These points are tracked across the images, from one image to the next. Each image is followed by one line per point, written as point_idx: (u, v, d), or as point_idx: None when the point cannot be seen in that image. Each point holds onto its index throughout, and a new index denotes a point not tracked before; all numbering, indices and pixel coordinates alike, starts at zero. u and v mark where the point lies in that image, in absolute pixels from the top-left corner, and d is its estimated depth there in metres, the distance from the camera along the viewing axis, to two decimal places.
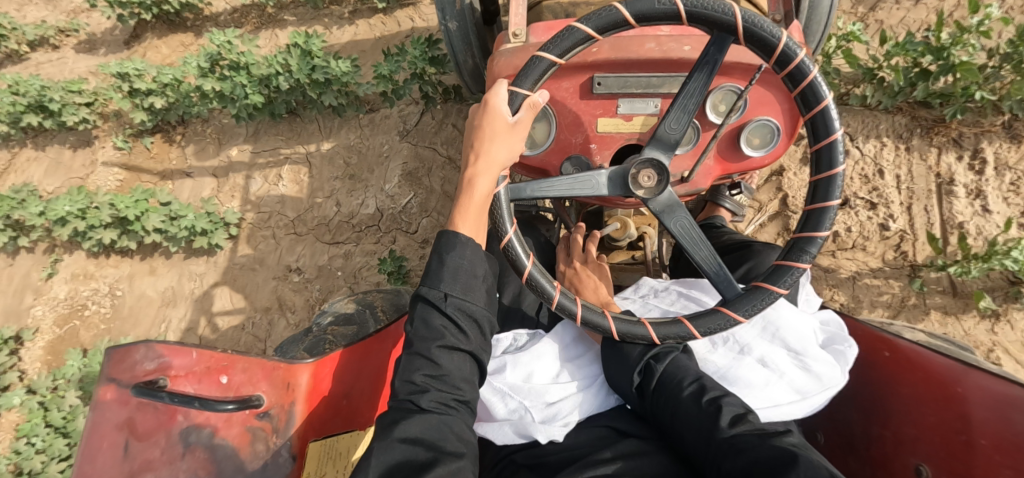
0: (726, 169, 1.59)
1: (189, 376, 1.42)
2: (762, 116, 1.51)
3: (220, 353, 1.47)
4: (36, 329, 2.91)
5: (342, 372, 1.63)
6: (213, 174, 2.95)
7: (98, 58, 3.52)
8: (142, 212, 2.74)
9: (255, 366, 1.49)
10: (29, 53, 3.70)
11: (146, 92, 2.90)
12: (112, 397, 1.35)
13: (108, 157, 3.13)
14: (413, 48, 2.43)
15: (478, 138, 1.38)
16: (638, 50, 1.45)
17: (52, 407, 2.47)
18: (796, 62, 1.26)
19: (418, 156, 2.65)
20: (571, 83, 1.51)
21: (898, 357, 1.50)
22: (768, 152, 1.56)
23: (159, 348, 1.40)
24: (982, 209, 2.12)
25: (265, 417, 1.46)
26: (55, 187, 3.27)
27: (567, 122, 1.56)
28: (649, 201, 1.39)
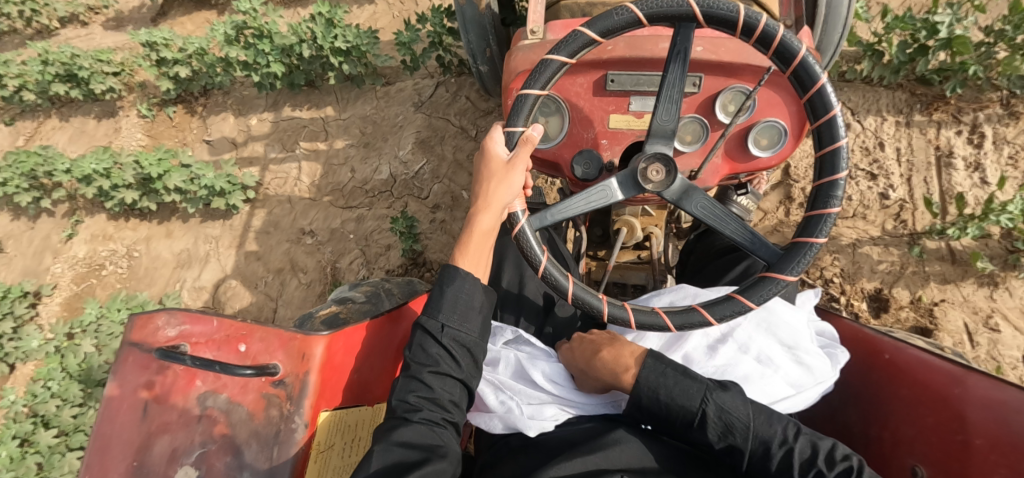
0: (734, 168, 1.57)
1: (209, 344, 1.39)
2: (769, 117, 1.50)
3: (239, 322, 1.43)
4: (55, 286, 3.01)
5: (354, 345, 1.54)
6: (233, 142, 3.06)
7: (124, 34, 3.66)
8: (164, 171, 2.85)
9: (272, 336, 1.42)
10: (59, 29, 3.84)
11: (172, 62, 3.01)
12: (134, 359, 1.36)
13: (132, 125, 3.24)
14: (432, 16, 2.55)
15: (484, 180, 1.37)
16: (652, 48, 1.47)
17: (68, 354, 2.64)
18: (761, 27, 1.25)
19: (432, 125, 2.73)
20: (586, 79, 1.51)
21: (896, 360, 1.47)
22: (777, 153, 1.54)
23: (180, 315, 1.40)
24: (980, 180, 2.18)
25: (280, 385, 1.39)
26: (78, 154, 3.41)
27: (579, 117, 1.55)
28: (661, 194, 1.37)
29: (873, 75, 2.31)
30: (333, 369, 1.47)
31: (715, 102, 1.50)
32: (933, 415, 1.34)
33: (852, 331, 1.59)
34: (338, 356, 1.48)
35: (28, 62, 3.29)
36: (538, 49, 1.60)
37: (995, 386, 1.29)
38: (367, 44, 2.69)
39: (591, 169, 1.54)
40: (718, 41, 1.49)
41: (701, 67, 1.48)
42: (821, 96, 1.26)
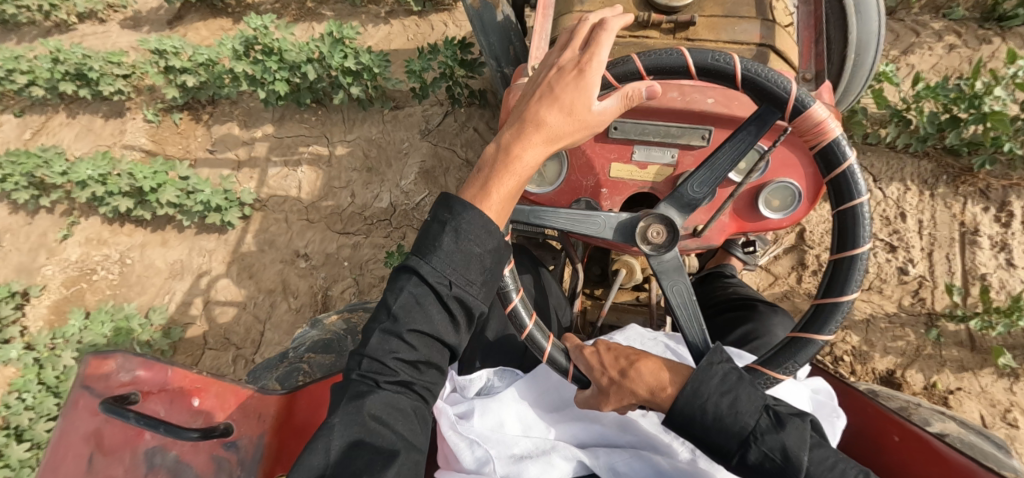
0: (741, 226, 1.57)
1: (163, 394, 1.38)
2: (784, 178, 1.48)
3: (195, 374, 1.43)
4: (44, 288, 2.96)
5: (318, 404, 1.53)
6: (235, 155, 3.01)
7: (140, 35, 3.64)
8: (160, 184, 2.81)
9: (229, 391, 1.45)
10: (76, 24, 3.84)
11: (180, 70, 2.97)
12: (83, 405, 1.30)
13: (137, 129, 3.21)
14: (445, 48, 2.46)
15: (537, 109, 1.15)
16: (660, 98, 1.44)
17: (48, 364, 2.59)
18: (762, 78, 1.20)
19: (437, 155, 2.66)
20: None
21: (908, 444, 1.32)
22: (787, 215, 1.52)
23: (137, 360, 1.36)
24: (1006, 262, 2.06)
25: (232, 447, 1.39)
26: (83, 152, 3.39)
27: (579, 163, 1.57)
28: (650, 261, 1.31)
29: (898, 142, 2.20)
30: (292, 428, 1.48)
31: None
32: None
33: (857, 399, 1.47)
34: (297, 414, 1.50)
35: (40, 59, 3.27)
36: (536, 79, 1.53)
37: None
38: (376, 65, 2.63)
39: (588, 213, 1.51)
40: (733, 93, 1.44)
41: (712, 120, 1.46)
42: (847, 182, 1.21)
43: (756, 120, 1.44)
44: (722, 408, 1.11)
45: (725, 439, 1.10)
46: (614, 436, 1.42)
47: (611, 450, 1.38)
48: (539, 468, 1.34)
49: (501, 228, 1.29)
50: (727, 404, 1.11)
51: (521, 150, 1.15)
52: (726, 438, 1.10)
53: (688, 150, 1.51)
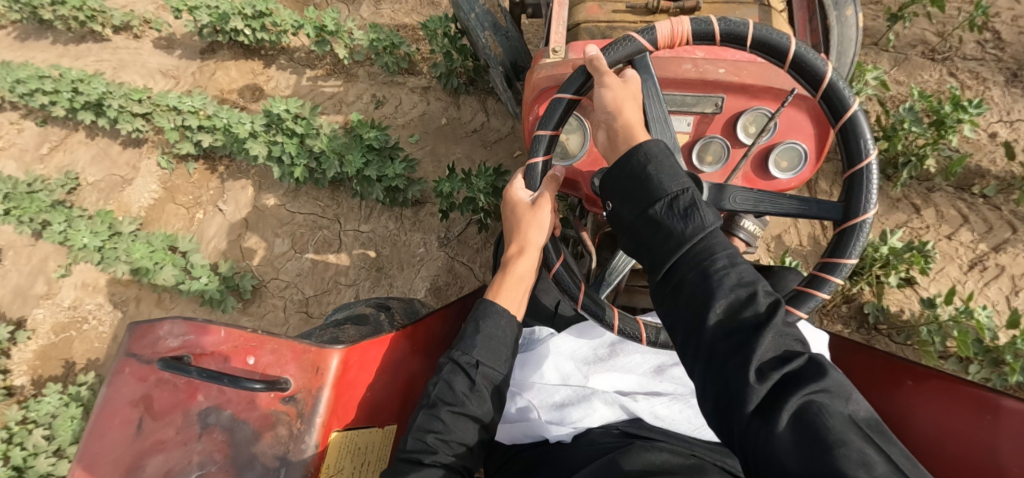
0: (754, 186, 1.65)
1: (215, 355, 1.56)
2: (790, 140, 1.60)
3: (249, 334, 1.58)
4: (32, 332, 2.87)
5: (366, 363, 1.67)
6: (243, 218, 2.84)
7: (171, 59, 3.47)
8: (158, 262, 2.73)
9: (282, 349, 1.58)
10: (110, 37, 3.69)
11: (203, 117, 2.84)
12: (132, 370, 1.52)
13: (150, 171, 3.07)
14: (479, 178, 2.28)
15: (514, 230, 1.54)
16: (674, 70, 1.60)
17: (17, 438, 2.50)
18: (733, 27, 1.35)
19: (452, 271, 2.49)
20: None
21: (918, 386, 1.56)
22: (796, 175, 1.62)
23: (183, 327, 1.56)
24: None
25: (290, 402, 1.54)
26: (97, 180, 3.28)
27: (601, 135, 1.63)
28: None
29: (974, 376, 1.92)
30: (347, 384, 1.61)
31: (738, 122, 1.61)
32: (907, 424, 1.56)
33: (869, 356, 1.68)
34: (350, 370, 1.62)
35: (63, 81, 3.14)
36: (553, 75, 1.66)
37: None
38: (397, 185, 2.49)
39: None
40: (741, 64, 1.60)
41: (724, 88, 1.60)
42: (855, 140, 1.33)
43: (767, 85, 1.59)
44: (689, 274, 1.11)
45: (701, 300, 1.08)
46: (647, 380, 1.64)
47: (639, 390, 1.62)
48: (580, 414, 1.57)
49: (547, 263, 1.49)
50: (688, 254, 1.11)
51: (526, 259, 1.53)
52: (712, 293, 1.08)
53: (703, 118, 1.63)
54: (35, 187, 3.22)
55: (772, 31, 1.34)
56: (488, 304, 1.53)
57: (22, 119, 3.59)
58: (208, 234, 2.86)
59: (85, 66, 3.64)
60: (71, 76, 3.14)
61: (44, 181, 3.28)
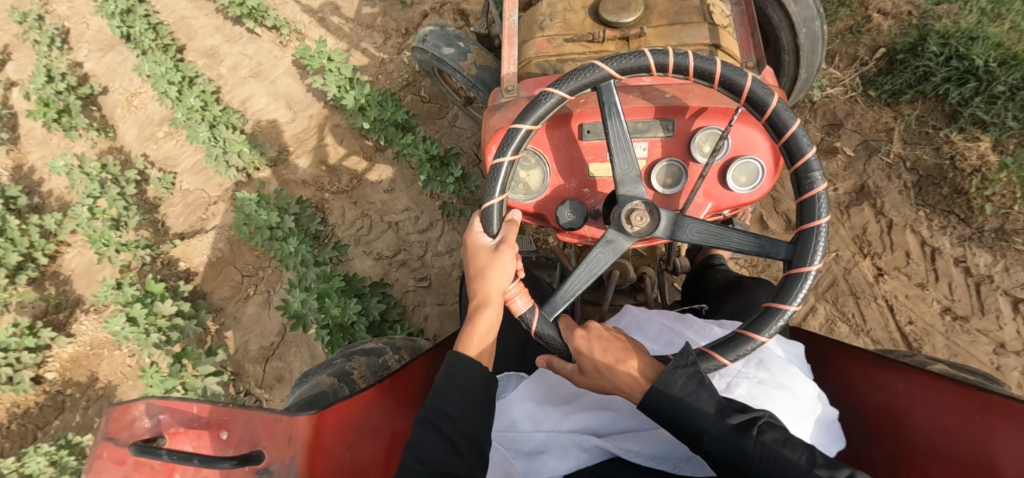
0: (718, 206, 1.57)
1: (190, 432, 1.33)
2: (747, 156, 1.51)
3: (221, 406, 1.37)
4: (71, 338, 2.89)
5: (347, 421, 1.47)
6: (281, 325, 2.63)
7: (300, 89, 3.16)
8: (169, 386, 2.49)
9: (257, 422, 1.37)
10: (261, 33, 3.40)
11: (294, 223, 2.65)
12: (108, 455, 1.25)
13: (224, 222, 2.85)
14: None
15: (476, 277, 1.45)
16: (624, 97, 1.55)
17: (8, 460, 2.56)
18: (689, 69, 1.36)
19: None
20: (561, 132, 1.60)
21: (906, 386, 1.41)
22: (755, 189, 1.54)
23: (158, 404, 1.31)
24: None
25: (264, 475, 1.32)
26: (186, 192, 3.13)
27: (560, 169, 1.62)
28: (648, 235, 1.41)
29: None
30: (326, 447, 1.40)
31: (692, 143, 1.51)
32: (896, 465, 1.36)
33: (857, 355, 1.54)
34: (326, 435, 1.41)
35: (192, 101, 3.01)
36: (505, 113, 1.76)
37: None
38: None
39: (577, 216, 1.56)
40: (686, 87, 1.55)
41: (674, 111, 1.52)
42: (811, 204, 1.33)
43: (710, 104, 1.51)
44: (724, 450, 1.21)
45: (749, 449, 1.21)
46: (625, 421, 1.47)
47: (622, 435, 1.43)
48: (552, 462, 1.43)
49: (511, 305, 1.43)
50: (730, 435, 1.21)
51: (487, 315, 1.43)
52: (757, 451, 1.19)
53: (656, 142, 1.54)
54: (131, 173, 3.11)
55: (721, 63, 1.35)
56: (457, 358, 1.39)
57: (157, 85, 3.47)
58: (239, 329, 2.67)
59: (224, 50, 3.47)
60: (194, 102, 3.01)
61: (146, 174, 3.19)
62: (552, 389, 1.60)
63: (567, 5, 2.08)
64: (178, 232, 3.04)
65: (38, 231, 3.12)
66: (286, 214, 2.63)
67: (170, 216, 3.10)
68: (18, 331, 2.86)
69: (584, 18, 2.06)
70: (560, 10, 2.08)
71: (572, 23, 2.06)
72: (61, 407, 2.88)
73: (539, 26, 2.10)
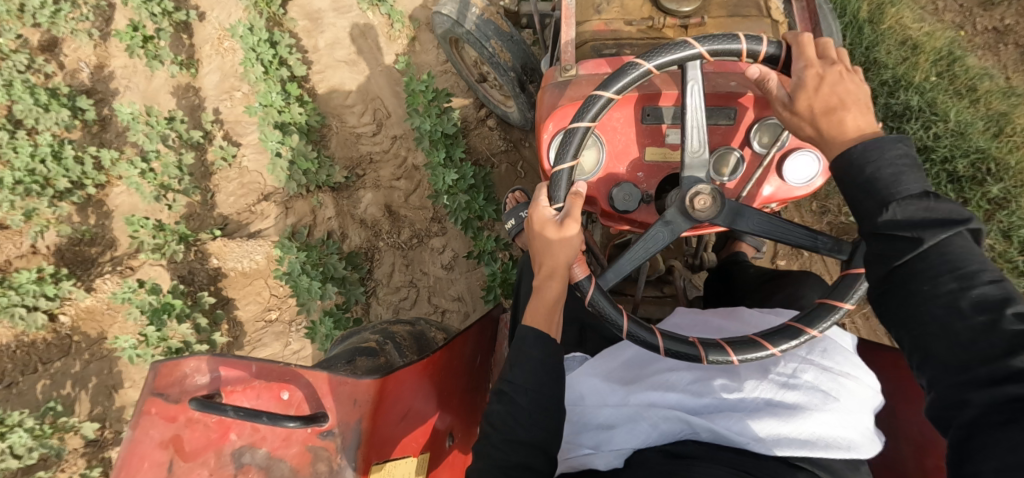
0: (769, 198, 1.59)
1: (248, 389, 1.30)
2: (805, 148, 1.53)
3: (280, 366, 1.34)
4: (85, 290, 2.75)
5: (404, 390, 1.44)
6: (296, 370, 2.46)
7: (392, 101, 2.90)
8: None
9: (320, 380, 1.34)
10: (370, 18, 3.12)
11: (339, 290, 2.38)
12: (156, 412, 1.25)
13: (268, 231, 2.61)
14: None
15: (538, 252, 1.39)
16: (688, 83, 1.56)
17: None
18: (750, 54, 1.30)
19: None
20: (621, 113, 1.61)
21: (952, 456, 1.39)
22: (809, 184, 1.57)
23: (213, 361, 1.29)
24: None
25: (327, 437, 1.31)
26: (244, 172, 2.93)
27: (616, 150, 1.62)
28: (712, 221, 1.37)
29: None
30: (386, 413, 1.38)
31: (750, 134, 1.54)
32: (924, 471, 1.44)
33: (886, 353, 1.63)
34: (385, 403, 1.38)
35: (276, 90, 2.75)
36: (562, 91, 1.68)
37: None
38: None
39: (630, 199, 1.60)
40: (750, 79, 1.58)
41: (735, 100, 1.54)
42: None
43: None
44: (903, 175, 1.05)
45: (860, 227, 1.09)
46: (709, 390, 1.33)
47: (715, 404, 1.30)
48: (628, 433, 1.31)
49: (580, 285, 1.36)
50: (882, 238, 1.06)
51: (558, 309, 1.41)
52: (915, 285, 1.01)
53: (715, 129, 1.56)
54: (197, 132, 2.92)
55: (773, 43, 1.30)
56: (529, 337, 1.39)
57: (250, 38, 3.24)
58: (255, 348, 2.51)
59: (331, 19, 3.22)
60: (275, 96, 2.78)
61: (211, 136, 3.00)
62: (617, 361, 1.51)
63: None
64: (226, 214, 2.85)
65: (92, 162, 2.98)
66: (330, 283, 2.35)
67: (223, 186, 2.92)
68: (41, 277, 2.75)
69: (643, 3, 2.05)
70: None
71: (630, 8, 2.04)
72: (67, 348, 2.81)
73: (595, 8, 2.09)
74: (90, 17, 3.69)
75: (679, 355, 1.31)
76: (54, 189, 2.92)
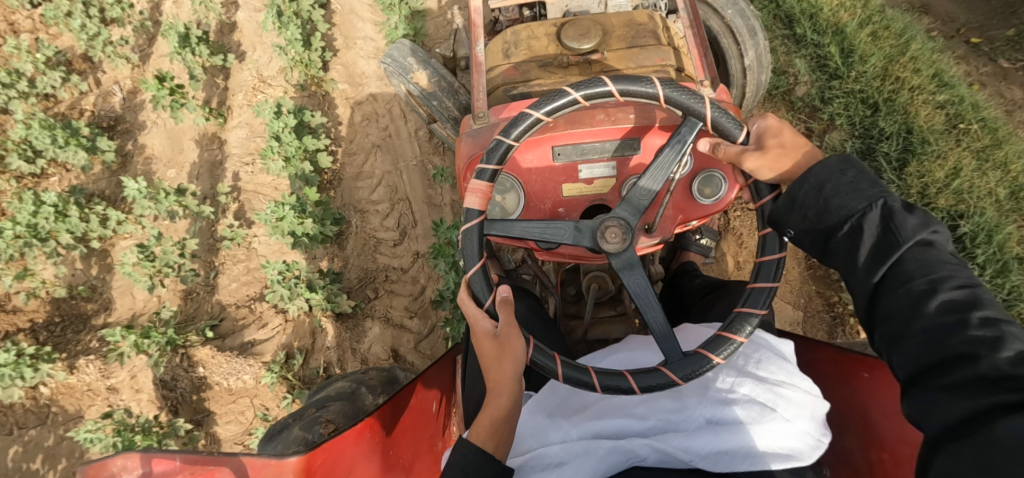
0: (686, 217, 1.55)
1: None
2: (710, 169, 1.51)
3: (203, 457, 1.29)
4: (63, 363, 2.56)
5: (335, 461, 1.41)
6: None
7: (417, 207, 2.58)
8: None
9: (244, 466, 1.29)
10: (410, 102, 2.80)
11: None
12: None
13: (260, 347, 2.35)
14: None
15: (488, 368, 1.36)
16: (588, 120, 1.54)
17: None
18: (567, 105, 1.34)
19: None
20: (533, 155, 1.56)
21: (887, 454, 1.41)
22: (719, 202, 1.53)
23: (138, 460, 1.25)
24: None
25: None
26: (249, 259, 2.67)
27: (533, 190, 1.58)
28: (619, 257, 1.35)
29: None
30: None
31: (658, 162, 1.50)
32: (873, 467, 1.42)
33: (827, 350, 1.61)
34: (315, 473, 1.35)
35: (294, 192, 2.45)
36: (477, 143, 1.68)
37: None
38: None
39: (555, 235, 1.54)
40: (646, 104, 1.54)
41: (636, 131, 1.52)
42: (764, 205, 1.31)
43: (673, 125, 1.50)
44: (926, 279, 1.07)
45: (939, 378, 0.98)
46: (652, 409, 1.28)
47: (663, 428, 1.24)
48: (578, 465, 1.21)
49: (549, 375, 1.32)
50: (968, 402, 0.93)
51: (514, 391, 1.33)
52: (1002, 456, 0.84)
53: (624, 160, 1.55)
54: (207, 206, 2.70)
55: (636, 83, 1.32)
56: (467, 445, 1.25)
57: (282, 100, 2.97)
58: None
59: (370, 87, 2.94)
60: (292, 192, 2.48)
61: (223, 210, 2.76)
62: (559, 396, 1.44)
63: (531, 33, 2.20)
64: (225, 303, 2.59)
65: (97, 219, 2.85)
66: None
67: (227, 267, 2.66)
68: (18, 354, 2.54)
69: (548, 44, 2.18)
70: (523, 36, 2.21)
71: (535, 48, 2.17)
72: (45, 417, 2.59)
73: (508, 48, 2.22)
74: (131, 39, 3.60)
75: (614, 392, 1.29)
76: (54, 242, 2.79)
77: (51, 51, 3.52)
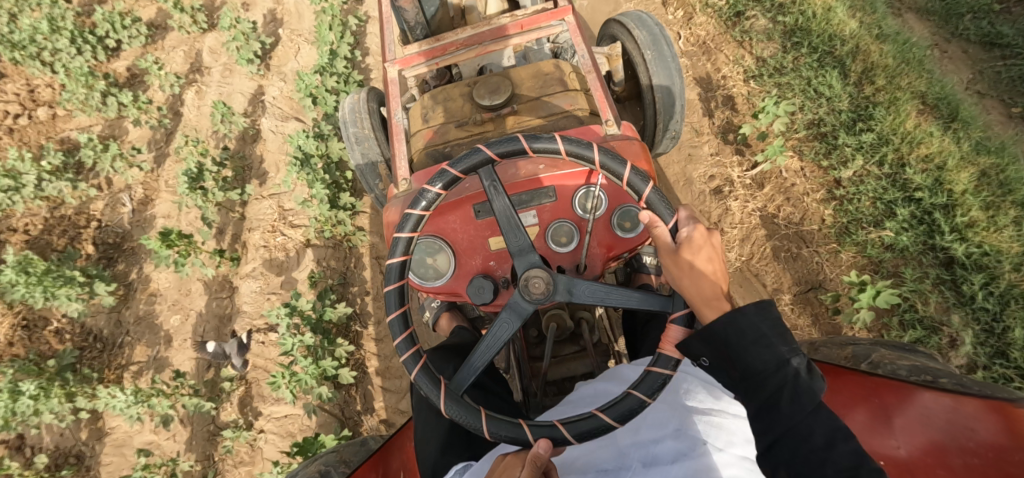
0: (610, 251, 1.72)
1: None
2: (623, 204, 1.71)
3: None
4: None
5: None
6: None
7: None
8: None
9: None
10: None
11: None
12: None
13: None
14: None
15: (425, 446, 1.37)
16: (500, 179, 1.76)
17: None
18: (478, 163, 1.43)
19: None
20: (454, 217, 1.75)
21: None
22: (638, 233, 1.72)
23: None
24: None
25: None
26: (249, 467, 2.27)
27: (461, 248, 1.75)
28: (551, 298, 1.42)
29: None
30: None
31: (572, 202, 1.72)
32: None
33: None
34: None
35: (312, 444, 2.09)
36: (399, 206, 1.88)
37: (940, 406, 1.45)
38: None
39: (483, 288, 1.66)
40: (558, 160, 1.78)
41: (551, 181, 1.73)
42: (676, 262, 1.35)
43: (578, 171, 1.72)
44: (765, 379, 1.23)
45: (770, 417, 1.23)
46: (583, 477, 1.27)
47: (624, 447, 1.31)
48: None
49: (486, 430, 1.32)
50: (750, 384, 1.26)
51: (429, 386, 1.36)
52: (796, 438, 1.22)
53: (541, 208, 1.73)
54: (208, 403, 2.31)
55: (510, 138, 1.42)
56: None
57: (301, 262, 2.59)
58: None
59: None
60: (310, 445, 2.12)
61: (225, 402, 2.38)
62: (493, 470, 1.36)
63: (447, 95, 2.18)
64: None
65: (85, 392, 2.51)
66: None
67: (226, 467, 2.28)
68: None
69: (465, 103, 2.15)
70: (442, 98, 2.17)
71: (452, 109, 2.14)
72: None
73: (425, 109, 2.18)
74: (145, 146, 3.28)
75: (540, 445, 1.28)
76: (35, 419, 2.42)
77: (61, 158, 3.20)
